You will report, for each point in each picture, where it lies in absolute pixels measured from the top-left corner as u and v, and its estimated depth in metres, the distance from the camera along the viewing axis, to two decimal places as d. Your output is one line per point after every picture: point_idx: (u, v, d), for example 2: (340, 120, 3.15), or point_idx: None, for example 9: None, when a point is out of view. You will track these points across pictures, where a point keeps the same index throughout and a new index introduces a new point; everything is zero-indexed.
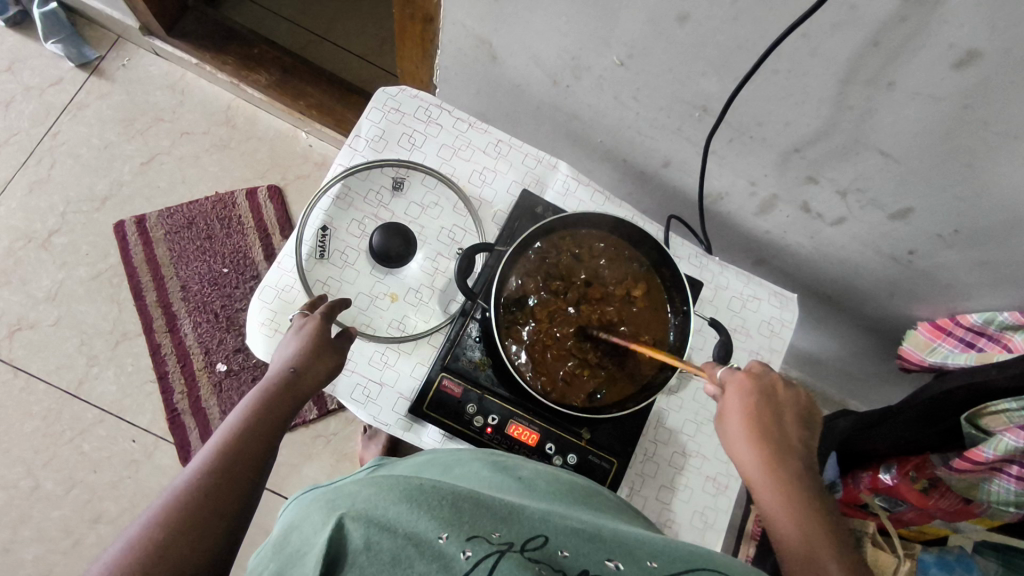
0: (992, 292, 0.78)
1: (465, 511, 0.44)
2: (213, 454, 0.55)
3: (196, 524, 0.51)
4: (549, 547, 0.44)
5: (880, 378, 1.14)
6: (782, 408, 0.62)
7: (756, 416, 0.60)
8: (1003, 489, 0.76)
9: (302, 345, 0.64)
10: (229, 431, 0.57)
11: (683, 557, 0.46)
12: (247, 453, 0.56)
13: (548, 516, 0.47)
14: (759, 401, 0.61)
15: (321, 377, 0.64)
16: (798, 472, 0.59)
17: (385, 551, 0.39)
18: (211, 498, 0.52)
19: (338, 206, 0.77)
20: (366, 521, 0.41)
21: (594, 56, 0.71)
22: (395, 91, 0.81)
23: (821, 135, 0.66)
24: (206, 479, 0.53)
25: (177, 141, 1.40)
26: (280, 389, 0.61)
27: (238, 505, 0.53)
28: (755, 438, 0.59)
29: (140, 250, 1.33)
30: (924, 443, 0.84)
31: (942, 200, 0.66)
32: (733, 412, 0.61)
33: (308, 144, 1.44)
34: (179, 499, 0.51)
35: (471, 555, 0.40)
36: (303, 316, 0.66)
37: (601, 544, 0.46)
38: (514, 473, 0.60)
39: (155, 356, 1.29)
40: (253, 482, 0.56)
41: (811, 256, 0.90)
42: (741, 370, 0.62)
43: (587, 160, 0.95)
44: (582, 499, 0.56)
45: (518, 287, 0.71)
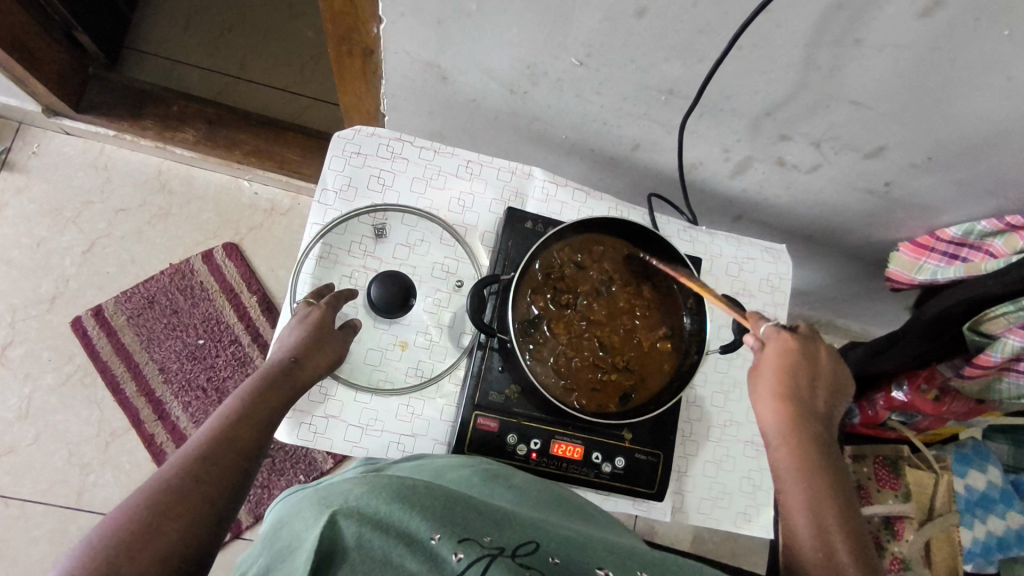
0: (966, 205, 0.81)
1: (457, 514, 0.45)
2: (209, 435, 0.53)
3: (190, 507, 0.48)
4: (540, 553, 0.44)
5: (867, 297, 1.18)
6: (819, 371, 0.62)
7: (791, 374, 0.60)
8: (1013, 385, 0.81)
9: (305, 332, 0.64)
10: (224, 413, 0.55)
11: (669, 565, 0.47)
12: (245, 437, 0.54)
13: (537, 523, 0.48)
14: (797, 362, 0.61)
15: (322, 365, 0.63)
16: (820, 435, 0.60)
17: (377, 550, 0.40)
18: (207, 481, 0.50)
19: (323, 266, 0.74)
20: (359, 519, 0.41)
21: (551, 61, 0.69)
22: (351, 133, 0.77)
23: (791, 97, 0.66)
24: (198, 462, 0.51)
25: (114, 220, 1.32)
26: (284, 371, 0.60)
27: (233, 488, 0.51)
28: (786, 395, 0.60)
29: (105, 343, 1.26)
30: (929, 356, 0.88)
31: (915, 134, 0.68)
32: (769, 369, 0.61)
33: (253, 191, 1.37)
34: (172, 478, 0.49)
35: (462, 558, 0.41)
36: (307, 305, 0.67)
37: (590, 550, 0.47)
38: (504, 482, 0.59)
39: (151, 447, 1.23)
40: (248, 468, 0.53)
41: (790, 204, 0.91)
42: (784, 332, 0.61)
43: (554, 157, 0.93)
44: (567, 510, 0.58)
45: (535, 307, 0.70)
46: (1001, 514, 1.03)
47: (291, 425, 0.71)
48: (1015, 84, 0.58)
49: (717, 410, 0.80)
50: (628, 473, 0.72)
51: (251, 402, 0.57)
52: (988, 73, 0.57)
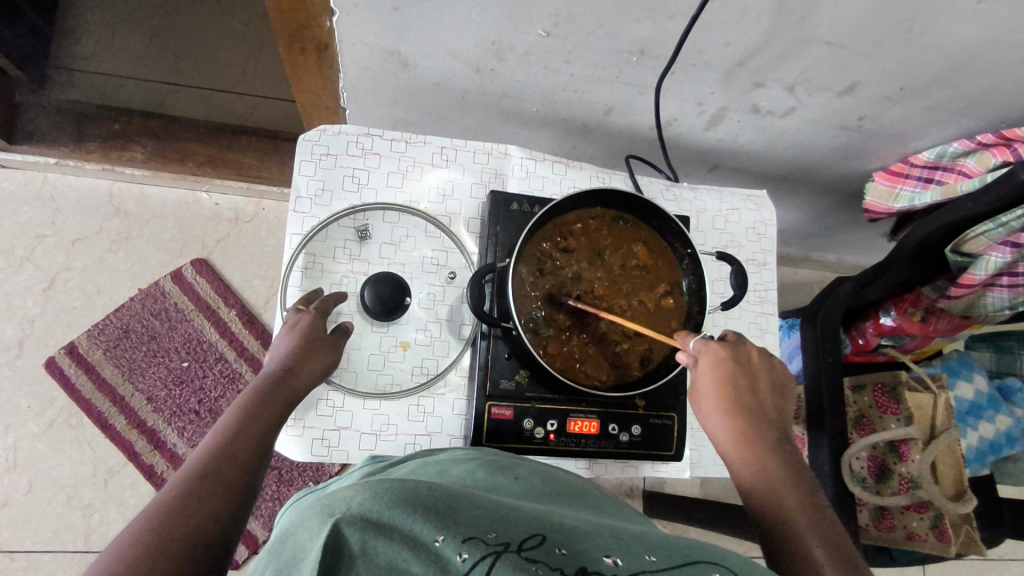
0: (937, 129, 0.82)
1: (461, 514, 0.42)
2: (205, 453, 0.51)
3: (198, 523, 0.45)
4: (549, 546, 0.41)
5: (844, 227, 1.20)
6: (751, 371, 0.63)
7: (728, 385, 0.62)
8: (998, 298, 0.85)
9: (296, 342, 0.62)
10: (222, 430, 0.53)
11: (681, 550, 0.43)
12: (244, 451, 0.52)
13: (544, 516, 0.46)
14: (732, 370, 0.62)
15: (315, 374, 0.62)
16: (761, 430, 0.61)
17: (382, 556, 0.37)
18: (210, 497, 0.47)
19: (310, 277, 0.72)
20: (363, 525, 0.38)
21: (516, 35, 0.67)
22: (317, 133, 0.74)
23: (763, 45, 0.65)
24: (201, 479, 0.48)
25: (72, 252, 1.25)
26: (276, 384, 0.58)
27: (237, 500, 0.49)
28: (729, 404, 0.61)
29: (85, 379, 1.22)
30: (914, 280, 0.90)
31: (888, 66, 0.68)
32: (707, 383, 0.62)
33: (214, 202, 1.31)
34: (173, 498, 0.47)
35: (468, 557, 0.38)
36: (296, 313, 0.65)
37: (599, 539, 0.44)
38: (511, 472, 0.56)
39: (152, 478, 1.20)
40: (250, 483, 0.51)
41: (766, 149, 0.91)
42: (712, 341, 0.63)
43: (525, 131, 0.91)
44: (577, 500, 0.55)
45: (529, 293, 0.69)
46: (990, 419, 1.08)
47: (303, 442, 0.70)
48: (985, 6, 0.58)
49: None
50: (646, 439, 0.72)
51: (248, 417, 0.55)
52: None
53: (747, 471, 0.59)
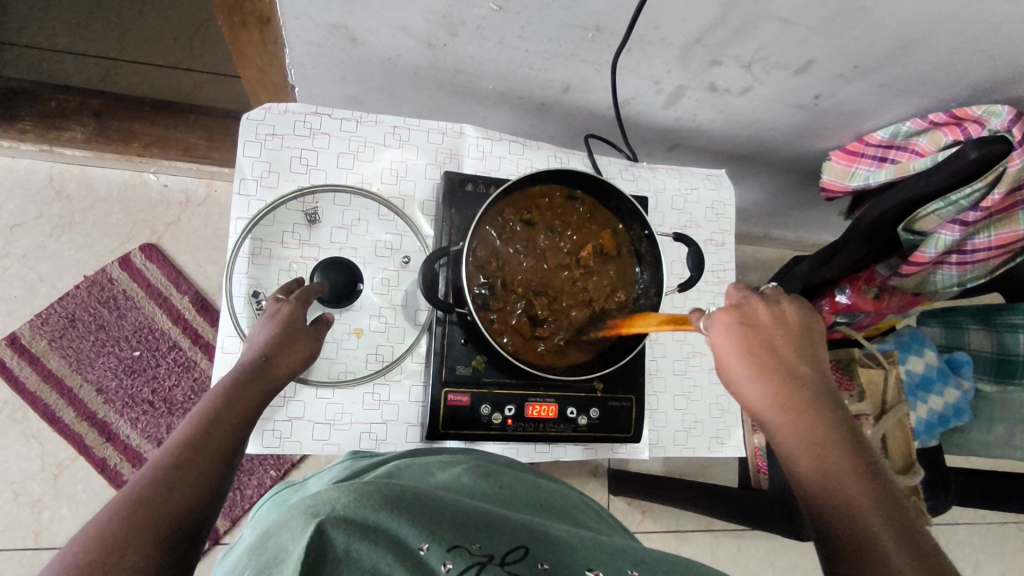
0: (889, 108, 0.82)
1: (450, 521, 0.42)
2: (173, 443, 0.45)
3: (163, 522, 0.40)
4: (533, 559, 0.42)
5: (802, 206, 1.21)
6: (775, 331, 0.49)
7: (757, 351, 0.48)
8: (948, 275, 0.85)
9: (274, 329, 0.57)
10: (195, 418, 0.48)
11: (663, 567, 0.45)
12: (217, 440, 0.47)
13: (531, 524, 0.47)
14: (759, 335, 0.48)
15: (296, 364, 0.56)
16: (824, 415, 0.46)
17: (366, 562, 0.36)
18: (180, 490, 0.42)
19: (257, 263, 0.69)
20: (348, 528, 0.37)
21: (467, 9, 0.64)
22: (261, 113, 0.71)
23: (719, 21, 0.64)
24: (172, 468, 0.43)
25: (9, 238, 1.19)
26: (252, 374, 0.53)
27: (207, 497, 0.44)
28: (770, 384, 0.47)
29: (30, 372, 1.16)
30: (870, 258, 0.91)
31: (842, 43, 0.67)
32: (729, 347, 0.48)
33: (162, 184, 1.26)
34: (138, 489, 0.41)
35: (451, 568, 0.39)
36: (276, 301, 0.60)
37: (585, 548, 0.45)
38: (496, 480, 0.57)
39: (105, 471, 1.17)
40: (224, 475, 0.46)
41: (724, 128, 0.91)
42: (722, 311, 0.49)
43: (482, 109, 0.89)
44: (557, 513, 0.56)
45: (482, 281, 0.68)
46: (939, 392, 1.10)
47: (254, 434, 0.67)
48: None
49: (679, 344, 0.82)
50: (605, 422, 0.72)
51: (222, 404, 0.49)
52: None
53: (808, 471, 0.45)
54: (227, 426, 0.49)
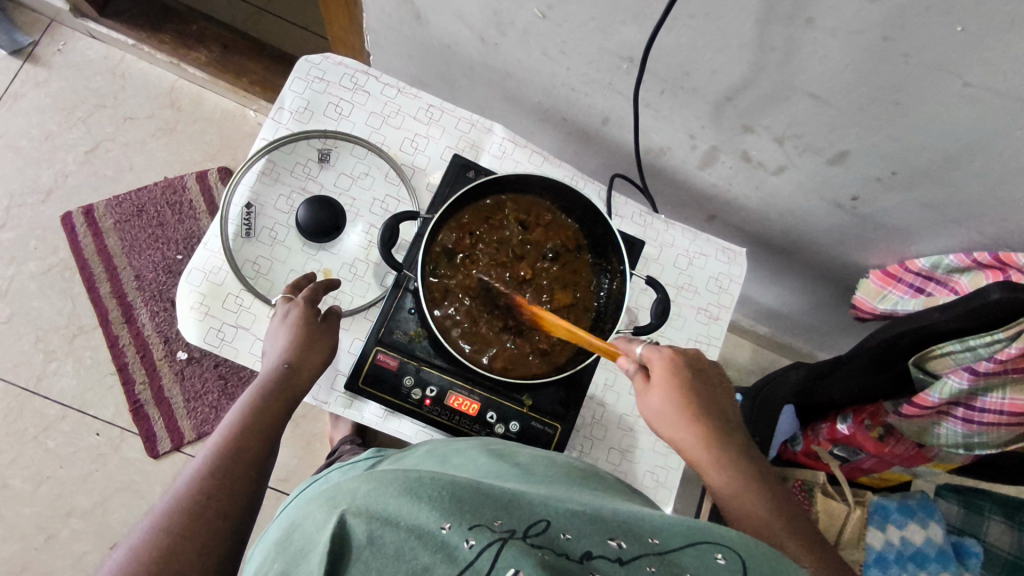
0: (935, 235, 0.76)
1: (467, 500, 0.44)
2: (214, 454, 0.57)
3: (205, 524, 0.52)
4: (553, 532, 0.45)
5: (841, 328, 1.13)
6: (699, 380, 0.61)
7: (686, 390, 0.60)
8: (951, 431, 0.77)
9: (293, 333, 0.65)
10: (231, 431, 0.59)
11: (683, 531, 0.48)
12: (249, 453, 0.58)
13: (549, 501, 0.48)
14: (688, 376, 0.60)
15: (315, 368, 0.65)
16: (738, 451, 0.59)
17: (388, 546, 0.40)
18: (217, 498, 0.54)
19: (263, 181, 0.75)
20: (368, 517, 0.41)
21: (514, 10, 0.68)
22: (318, 59, 0.78)
23: (749, 82, 0.63)
24: (209, 478, 0.55)
25: (121, 127, 1.36)
26: (277, 382, 0.62)
27: (240, 501, 0.55)
28: (690, 414, 0.59)
29: (90, 242, 1.31)
30: (878, 389, 0.82)
31: (876, 141, 0.64)
32: (664, 393, 0.60)
33: (258, 122, 1.40)
34: (186, 499, 0.53)
35: (474, 543, 0.40)
36: (287, 302, 0.67)
37: (606, 522, 0.47)
38: (512, 462, 0.60)
39: (114, 348, 1.28)
40: (257, 481, 0.58)
41: (760, 209, 0.88)
42: (665, 349, 0.62)
43: (528, 122, 0.92)
44: (585, 482, 0.57)
45: (438, 268, 0.69)
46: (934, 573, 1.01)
47: (200, 328, 0.72)
48: (972, 92, 0.53)
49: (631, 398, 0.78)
50: (520, 439, 0.71)
51: (253, 418, 0.60)
52: (945, 76, 0.52)
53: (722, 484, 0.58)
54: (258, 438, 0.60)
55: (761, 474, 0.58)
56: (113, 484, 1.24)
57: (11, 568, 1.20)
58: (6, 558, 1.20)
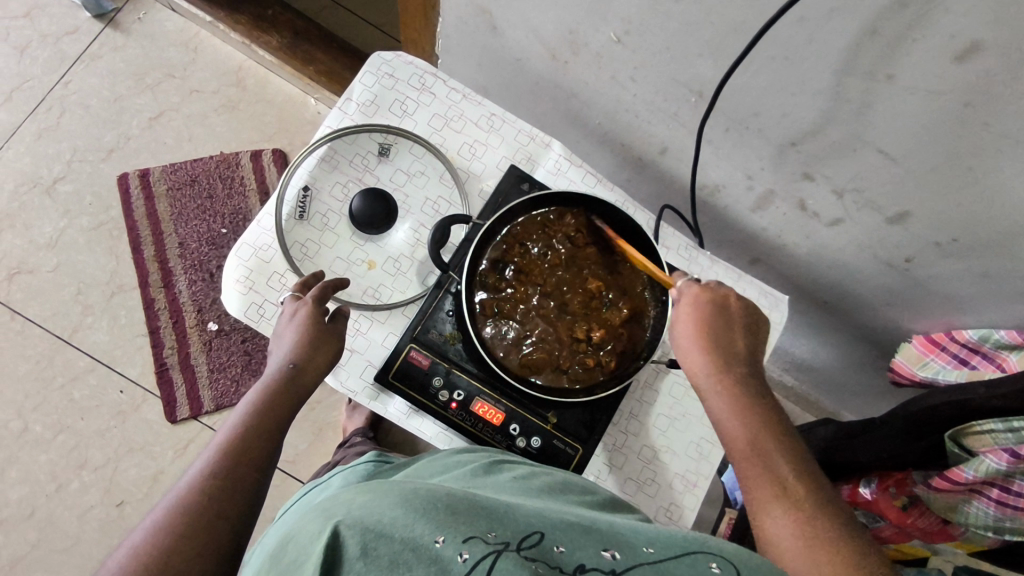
0: (988, 308, 0.75)
1: (461, 514, 0.44)
2: (218, 454, 0.58)
3: (204, 528, 0.54)
4: (547, 544, 0.45)
5: (872, 391, 1.10)
6: (730, 318, 0.63)
7: (708, 329, 0.62)
8: (981, 512, 0.74)
9: (299, 333, 0.65)
10: (234, 430, 0.60)
11: (681, 542, 0.49)
12: (251, 454, 0.59)
13: (541, 514, 0.49)
14: (712, 317, 0.62)
15: (322, 370, 0.65)
16: (755, 389, 0.61)
17: (383, 556, 0.40)
18: (218, 499, 0.56)
19: (322, 167, 0.76)
20: (361, 529, 0.41)
21: (591, 31, 0.69)
22: (391, 55, 0.79)
23: (817, 130, 0.63)
24: (211, 480, 0.57)
25: (186, 98, 1.40)
26: (282, 385, 0.63)
27: (240, 502, 0.57)
28: (708, 349, 0.61)
29: (141, 205, 1.34)
30: (907, 458, 0.80)
31: (940, 206, 0.63)
32: (687, 323, 0.62)
33: (317, 110, 1.43)
34: (189, 501, 0.55)
35: (469, 558, 0.41)
36: (296, 300, 0.67)
37: (595, 533, 0.48)
38: (507, 474, 0.61)
39: (148, 310, 1.31)
40: (258, 481, 0.59)
41: (807, 259, 0.87)
42: (698, 286, 0.64)
43: (585, 143, 0.92)
44: (573, 499, 0.57)
45: (489, 282, 0.70)
46: None
47: (242, 302, 0.73)
48: None
49: (657, 432, 0.77)
50: (540, 455, 0.70)
51: (256, 419, 0.61)
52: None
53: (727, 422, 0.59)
54: (262, 439, 0.61)
55: (777, 421, 0.60)
56: (128, 443, 1.26)
57: (20, 511, 1.22)
58: (16, 499, 1.23)
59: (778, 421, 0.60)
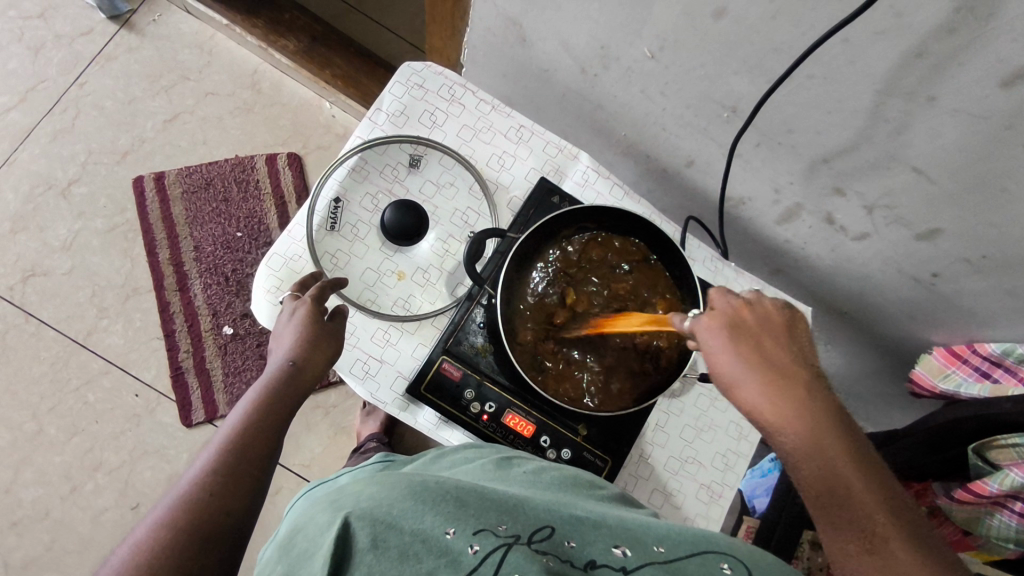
0: (1012, 323, 0.75)
1: (472, 506, 0.46)
2: (221, 448, 0.57)
3: (208, 521, 0.52)
4: (557, 539, 0.47)
5: (888, 400, 1.10)
6: (754, 328, 0.53)
7: (753, 355, 0.52)
8: (1004, 524, 0.74)
9: (299, 329, 0.66)
10: (238, 424, 0.60)
11: (688, 542, 0.48)
12: (257, 447, 0.59)
13: (554, 506, 0.50)
14: (751, 337, 0.52)
15: (322, 365, 0.66)
16: (822, 397, 0.51)
17: (392, 548, 0.42)
18: (221, 491, 0.54)
19: (353, 178, 0.77)
20: (371, 524, 0.43)
21: (625, 46, 0.69)
22: (420, 66, 0.79)
23: (851, 148, 0.63)
24: (215, 473, 0.55)
25: (201, 101, 1.40)
26: (283, 379, 0.63)
27: (244, 496, 0.55)
28: (763, 381, 0.51)
29: (156, 208, 1.34)
30: (928, 470, 0.82)
31: (972, 224, 0.64)
32: (729, 358, 0.52)
33: (331, 114, 1.43)
34: (191, 495, 0.53)
35: (477, 551, 0.42)
36: (294, 300, 0.68)
37: (605, 528, 0.49)
38: (520, 467, 0.61)
39: (163, 313, 1.31)
40: (262, 476, 0.58)
41: (830, 271, 0.88)
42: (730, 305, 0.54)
43: (609, 154, 0.93)
44: (582, 487, 0.59)
45: (527, 304, 0.71)
46: None
47: (272, 312, 0.73)
48: None
49: (682, 443, 0.78)
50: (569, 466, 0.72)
51: (260, 411, 0.61)
52: None
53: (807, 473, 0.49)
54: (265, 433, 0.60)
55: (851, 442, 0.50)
56: (142, 446, 1.26)
57: (34, 513, 1.22)
58: (30, 501, 1.22)
59: (855, 441, 0.51)
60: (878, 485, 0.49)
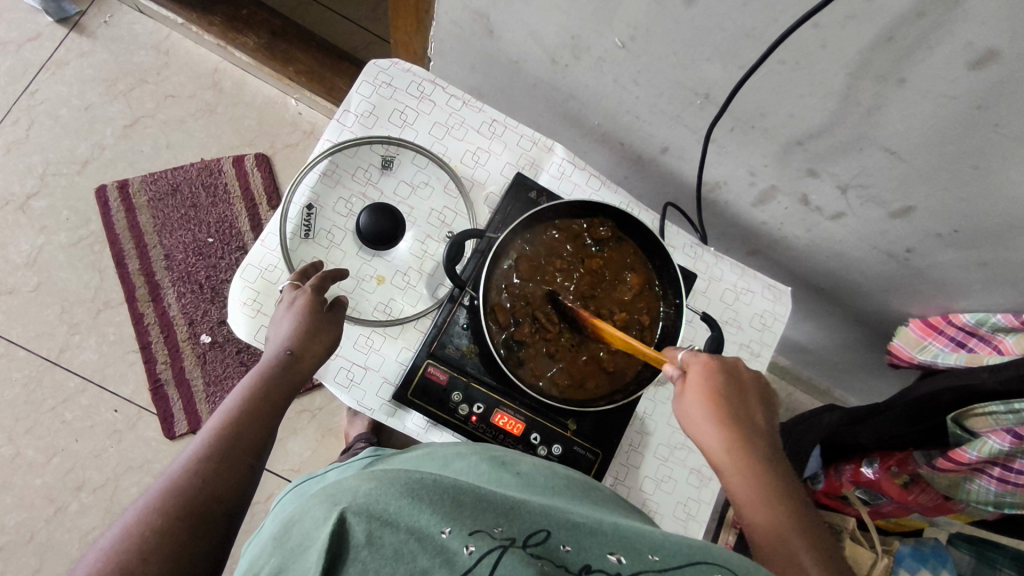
0: (984, 292, 0.77)
1: (468, 507, 0.44)
2: (212, 437, 0.57)
3: (197, 513, 0.52)
4: (553, 542, 0.45)
5: (867, 371, 1.12)
6: (744, 387, 0.61)
7: (722, 397, 0.59)
8: (983, 489, 0.77)
9: (297, 320, 0.64)
10: (227, 415, 0.59)
11: (684, 549, 0.47)
12: (247, 440, 0.58)
13: (549, 510, 0.49)
14: (724, 384, 0.60)
15: (318, 358, 0.65)
16: (773, 458, 0.59)
17: (387, 546, 0.40)
18: (211, 483, 0.54)
19: (324, 183, 0.75)
20: (368, 516, 0.41)
21: (595, 36, 0.68)
22: (386, 63, 0.77)
23: (825, 130, 0.63)
24: (206, 463, 0.55)
25: (161, 104, 1.35)
26: (278, 374, 0.62)
27: (234, 489, 0.55)
28: (724, 421, 0.58)
29: (122, 217, 1.30)
30: (908, 439, 0.84)
31: (944, 200, 0.65)
32: (699, 398, 0.59)
33: (297, 111, 1.40)
34: (181, 483, 0.53)
35: (474, 551, 0.41)
36: (294, 290, 0.67)
37: (600, 536, 0.48)
38: (513, 468, 0.60)
39: (138, 325, 1.27)
40: (251, 468, 0.57)
41: (807, 250, 0.88)
42: (704, 355, 0.61)
43: (583, 143, 0.92)
44: (578, 493, 0.58)
45: (507, 295, 0.69)
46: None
47: (251, 325, 0.71)
48: None
49: (671, 430, 0.78)
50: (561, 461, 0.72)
51: (250, 407, 0.59)
52: None
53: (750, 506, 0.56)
54: (258, 426, 0.59)
55: (796, 497, 0.58)
56: (125, 462, 1.24)
57: (17, 538, 1.19)
58: (12, 525, 1.19)
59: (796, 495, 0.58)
60: (816, 543, 0.55)
